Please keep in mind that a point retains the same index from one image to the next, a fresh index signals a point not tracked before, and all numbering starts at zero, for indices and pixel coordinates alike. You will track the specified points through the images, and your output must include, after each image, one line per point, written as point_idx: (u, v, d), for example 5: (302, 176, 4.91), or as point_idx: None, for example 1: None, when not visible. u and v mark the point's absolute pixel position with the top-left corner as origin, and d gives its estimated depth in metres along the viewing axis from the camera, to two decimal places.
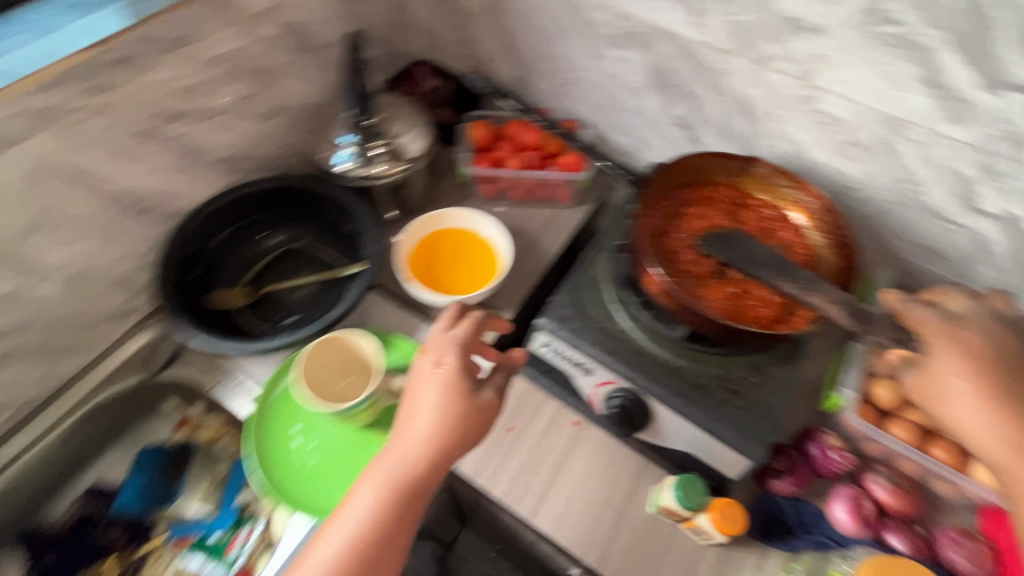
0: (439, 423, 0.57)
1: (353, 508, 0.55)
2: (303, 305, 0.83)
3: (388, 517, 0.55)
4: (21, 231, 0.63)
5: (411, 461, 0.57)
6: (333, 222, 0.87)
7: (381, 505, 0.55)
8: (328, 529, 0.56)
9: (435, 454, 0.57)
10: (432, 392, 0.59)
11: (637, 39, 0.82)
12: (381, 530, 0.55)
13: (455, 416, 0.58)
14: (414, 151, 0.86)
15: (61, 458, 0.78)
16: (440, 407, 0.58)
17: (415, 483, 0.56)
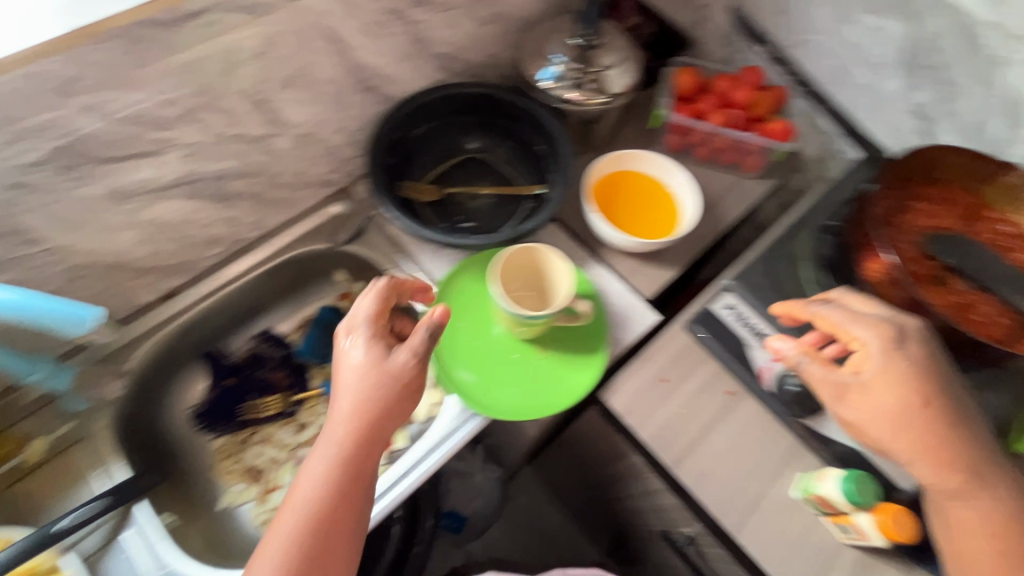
0: (357, 410, 0.56)
1: (286, 520, 0.52)
2: (480, 213, 0.86)
3: (325, 517, 0.52)
4: (281, 83, 0.66)
5: (337, 456, 0.55)
6: (524, 141, 0.88)
7: (312, 508, 0.52)
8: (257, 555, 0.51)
9: (363, 432, 0.56)
10: (347, 387, 0.57)
11: (906, 7, 0.73)
12: (315, 533, 0.51)
13: (376, 394, 0.57)
14: (618, 87, 0.84)
15: (249, 299, 0.85)
16: (350, 397, 0.57)
17: (344, 476, 0.54)
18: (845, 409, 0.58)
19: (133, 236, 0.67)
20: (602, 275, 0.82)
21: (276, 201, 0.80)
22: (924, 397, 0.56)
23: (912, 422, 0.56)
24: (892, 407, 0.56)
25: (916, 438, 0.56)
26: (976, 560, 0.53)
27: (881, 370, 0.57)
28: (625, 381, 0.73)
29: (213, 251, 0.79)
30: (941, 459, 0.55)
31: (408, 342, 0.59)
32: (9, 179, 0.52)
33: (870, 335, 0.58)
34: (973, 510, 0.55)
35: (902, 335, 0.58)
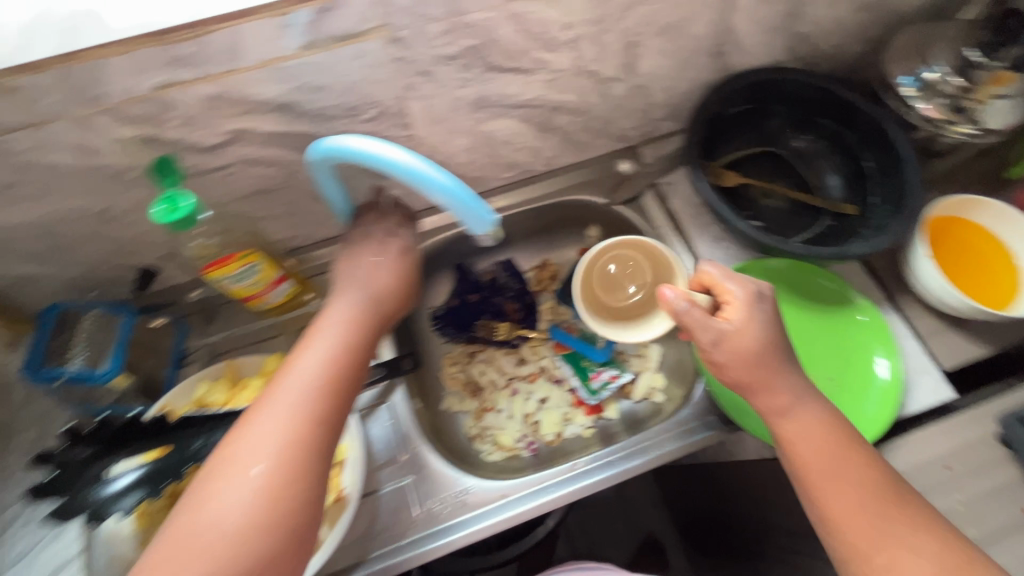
0: (372, 291, 0.59)
1: (294, 380, 0.50)
2: (772, 215, 0.79)
3: (338, 378, 0.51)
4: (657, 30, 0.63)
5: (350, 324, 0.56)
6: (851, 151, 0.78)
7: (324, 364, 0.52)
8: (253, 413, 0.48)
9: (380, 313, 0.58)
10: (364, 273, 0.59)
11: None
12: (327, 384, 0.51)
13: (393, 288, 0.60)
14: (994, 125, 0.70)
15: (509, 228, 0.87)
16: (364, 282, 0.59)
17: (356, 338, 0.55)
18: (717, 352, 0.55)
19: (466, 143, 0.70)
20: (895, 326, 0.72)
21: (576, 144, 0.79)
22: (773, 340, 0.56)
23: (782, 384, 0.55)
24: (753, 352, 0.55)
25: (760, 373, 0.54)
26: (837, 504, 0.51)
27: (760, 337, 0.55)
28: (898, 451, 0.65)
29: (506, 175, 0.81)
30: (789, 387, 0.55)
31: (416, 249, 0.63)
32: (426, 67, 0.55)
33: (745, 304, 0.56)
34: (817, 418, 0.54)
35: (745, 302, 0.56)
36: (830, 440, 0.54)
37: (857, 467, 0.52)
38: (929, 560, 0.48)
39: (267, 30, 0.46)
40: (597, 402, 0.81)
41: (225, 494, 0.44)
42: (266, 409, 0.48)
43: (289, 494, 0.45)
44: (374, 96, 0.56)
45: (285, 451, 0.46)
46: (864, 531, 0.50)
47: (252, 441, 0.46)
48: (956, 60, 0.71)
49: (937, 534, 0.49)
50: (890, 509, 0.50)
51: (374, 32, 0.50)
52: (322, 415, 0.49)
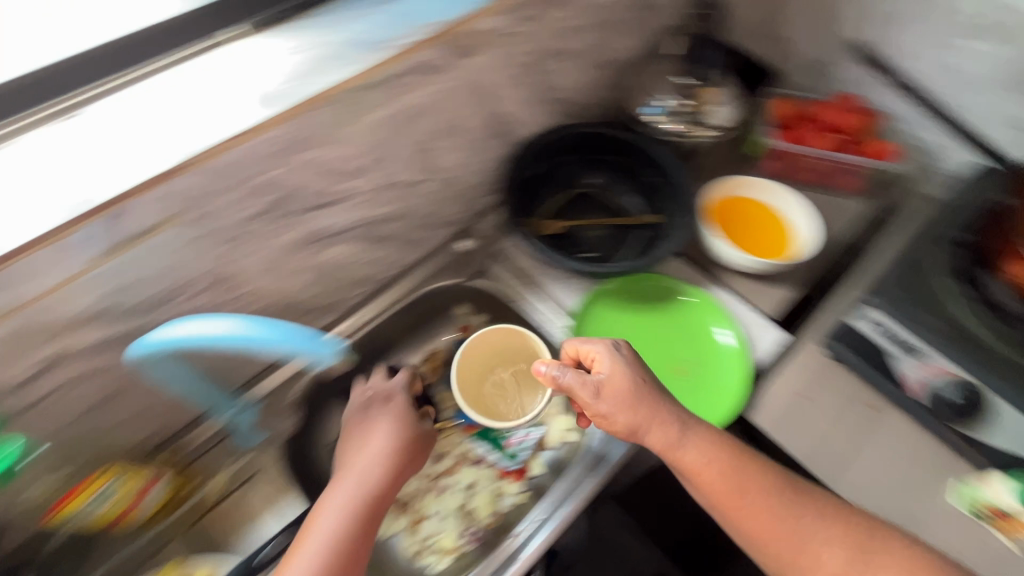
0: (391, 448, 0.66)
1: (306, 551, 0.57)
2: (599, 244, 0.90)
3: (354, 538, 0.59)
4: (440, 132, 0.73)
5: (357, 490, 0.62)
6: (634, 171, 0.93)
7: (364, 499, 0.61)
8: (308, 532, 0.59)
9: (393, 468, 0.65)
10: (378, 436, 0.67)
11: (998, 31, 0.79)
12: (361, 521, 0.60)
13: (409, 444, 0.67)
14: (723, 121, 0.93)
15: (375, 338, 0.85)
16: (390, 429, 0.67)
17: (378, 497, 0.62)
18: (599, 404, 0.66)
19: (307, 279, 0.73)
20: (724, 297, 0.85)
21: (414, 242, 0.86)
22: (647, 377, 0.67)
23: (652, 411, 0.65)
24: (627, 393, 0.65)
25: (644, 414, 0.65)
26: (773, 534, 0.62)
27: (629, 386, 0.66)
28: (767, 401, 0.75)
29: (359, 291, 0.84)
30: (665, 415, 0.65)
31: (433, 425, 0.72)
32: (236, 230, 0.58)
33: (614, 362, 0.67)
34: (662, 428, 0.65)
35: (613, 357, 0.67)
36: (733, 455, 0.65)
37: (748, 473, 0.64)
38: (838, 547, 0.60)
39: (53, 256, 0.46)
40: (519, 464, 0.83)
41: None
42: (316, 533, 0.58)
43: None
44: (193, 272, 0.58)
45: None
46: (788, 536, 0.61)
47: (310, 559, 0.56)
48: (674, 86, 0.94)
49: (837, 516, 0.61)
50: (790, 510, 0.62)
51: (168, 220, 0.52)
52: (357, 545, 0.59)
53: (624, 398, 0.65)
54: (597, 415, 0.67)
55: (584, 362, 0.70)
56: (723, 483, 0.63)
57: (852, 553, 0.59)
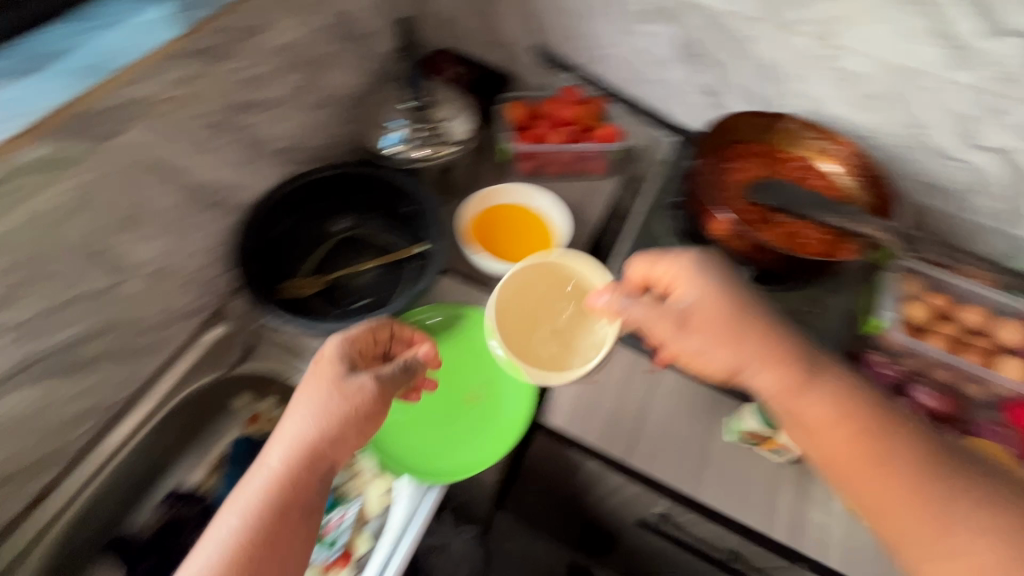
0: (320, 434, 0.58)
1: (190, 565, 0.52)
2: (371, 288, 0.85)
3: (253, 549, 0.53)
4: (117, 225, 0.64)
5: (266, 491, 0.56)
6: (389, 205, 0.89)
7: (292, 476, 0.57)
8: (235, 500, 0.57)
9: (308, 459, 0.58)
10: (320, 420, 0.59)
11: (666, 13, 0.88)
12: (282, 506, 0.56)
13: (337, 423, 0.59)
14: (461, 133, 0.90)
15: (138, 468, 0.75)
16: (343, 408, 0.59)
17: (295, 495, 0.56)
18: (683, 338, 0.62)
19: None
20: None
21: (147, 347, 0.74)
22: (732, 303, 0.62)
23: (747, 352, 0.60)
24: (722, 317, 0.61)
25: (798, 383, 0.59)
26: (882, 490, 0.54)
27: (793, 340, 0.62)
28: (557, 401, 0.78)
29: (88, 424, 0.71)
30: (761, 346, 0.60)
31: (419, 361, 0.65)
32: None
33: (701, 287, 0.63)
34: (818, 394, 0.58)
35: (741, 300, 0.63)
36: (874, 434, 0.56)
37: (890, 457, 0.55)
38: (982, 516, 0.51)
39: None
40: (341, 549, 0.74)
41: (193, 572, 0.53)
42: (238, 503, 0.56)
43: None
44: None
45: (245, 556, 0.53)
46: (903, 504, 0.53)
47: (228, 530, 0.55)
48: (405, 113, 0.90)
49: (968, 481, 0.53)
50: (914, 477, 0.54)
51: None
52: (275, 526, 0.55)
53: (715, 333, 0.61)
54: (669, 355, 0.64)
55: (653, 286, 0.68)
56: (839, 436, 0.57)
57: (981, 512, 0.51)
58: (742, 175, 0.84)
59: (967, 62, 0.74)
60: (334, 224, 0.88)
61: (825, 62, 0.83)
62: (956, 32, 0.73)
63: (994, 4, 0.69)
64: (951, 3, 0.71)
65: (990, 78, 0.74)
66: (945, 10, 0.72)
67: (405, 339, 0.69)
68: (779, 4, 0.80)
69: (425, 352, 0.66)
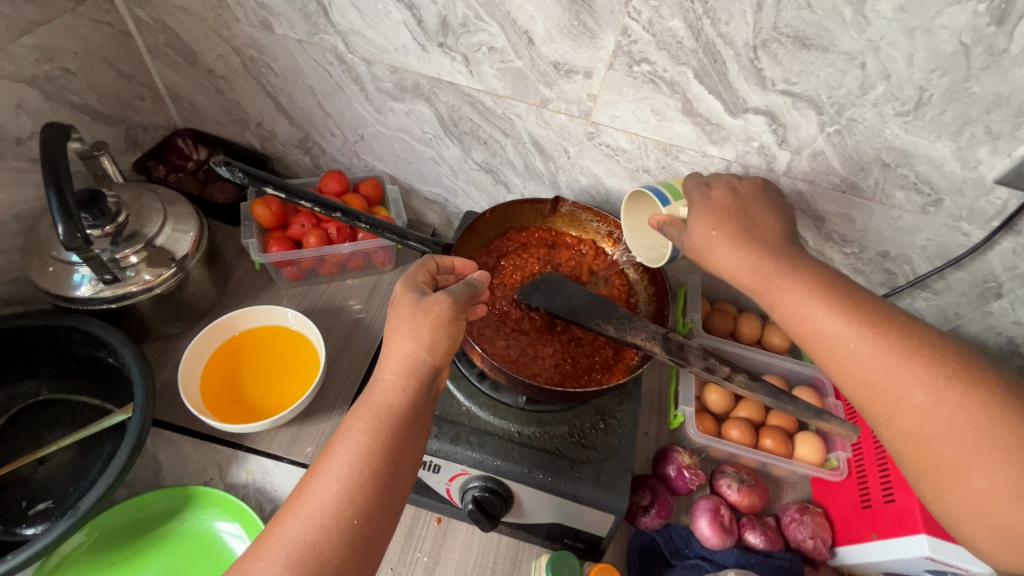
0: (417, 345, 0.52)
1: (326, 478, 0.46)
2: (60, 475, 0.65)
3: (371, 464, 0.47)
4: None
5: (373, 416, 0.49)
6: (88, 355, 0.70)
7: (395, 402, 0.50)
8: (348, 427, 0.49)
9: (410, 377, 0.51)
10: (415, 327, 0.53)
11: (415, 90, 0.77)
12: (399, 427, 0.49)
13: (439, 326, 0.53)
14: (183, 248, 0.73)
15: None
16: (432, 321, 0.53)
17: (410, 411, 0.50)
18: (696, 248, 0.56)
19: None
20: (257, 468, 0.69)
21: None
22: (725, 204, 0.57)
23: (711, 231, 0.55)
24: (710, 214, 0.56)
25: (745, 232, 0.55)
26: (848, 369, 0.46)
27: (745, 199, 0.59)
28: None
29: None
30: (717, 206, 0.57)
31: (484, 284, 0.59)
32: None
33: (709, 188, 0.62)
34: (731, 247, 0.53)
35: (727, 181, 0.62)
36: (766, 271, 0.51)
37: (780, 284, 0.50)
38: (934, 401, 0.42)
39: None
40: None
41: (301, 529, 0.44)
42: (354, 435, 0.48)
43: (376, 533, 0.46)
44: None
45: (369, 466, 0.47)
46: (886, 389, 0.44)
47: (352, 462, 0.47)
48: (64, 245, 0.59)
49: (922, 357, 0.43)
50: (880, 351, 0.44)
51: None
52: (399, 454, 0.48)
53: (707, 228, 0.55)
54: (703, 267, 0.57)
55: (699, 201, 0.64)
56: (799, 310, 0.49)
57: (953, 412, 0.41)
58: (520, 274, 0.74)
59: (720, 139, 0.70)
60: (8, 395, 0.69)
61: (589, 139, 0.76)
62: (702, 109, 0.68)
63: (731, 81, 0.64)
64: (690, 81, 0.65)
65: (751, 152, 0.70)
66: (687, 86, 0.66)
67: (448, 268, 0.63)
68: (526, 81, 0.71)
69: (484, 276, 0.59)
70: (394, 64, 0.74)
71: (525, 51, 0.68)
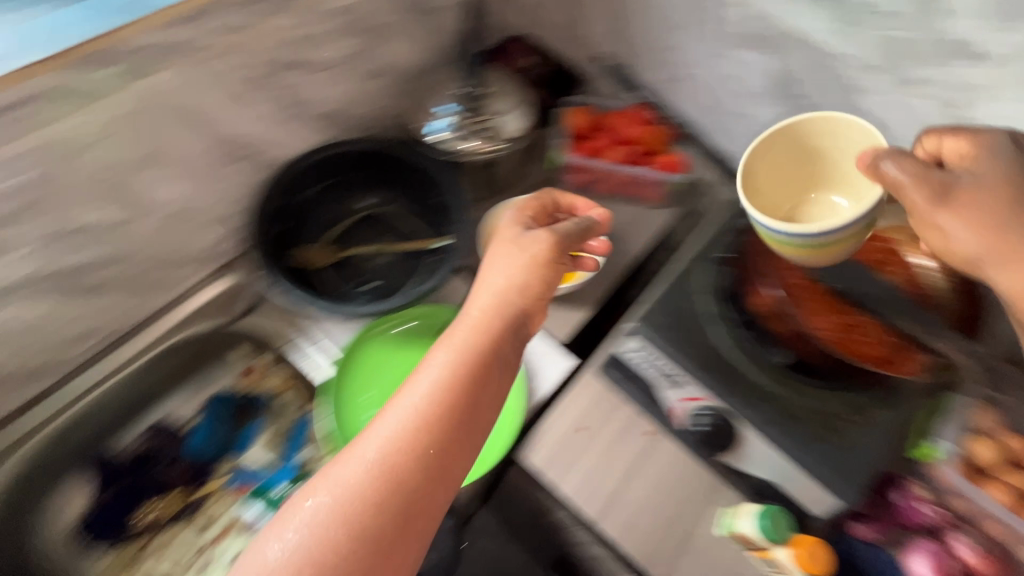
0: (504, 289, 0.55)
1: (404, 401, 0.49)
2: (384, 271, 0.84)
3: (449, 396, 0.49)
4: (137, 162, 0.63)
5: (457, 352, 0.51)
6: (421, 193, 0.85)
7: (477, 344, 0.52)
8: (430, 358, 0.52)
9: (492, 322, 0.54)
10: (507, 271, 0.56)
11: (767, 42, 0.77)
12: (479, 365, 0.51)
13: (529, 277, 0.56)
14: (514, 131, 0.87)
15: (130, 395, 0.78)
16: (527, 263, 0.57)
17: (489, 354, 0.52)
18: (944, 224, 0.51)
19: None
20: None
21: (152, 283, 0.75)
22: (1018, 193, 0.50)
23: (951, 228, 0.51)
24: (986, 193, 0.51)
25: (998, 240, 0.49)
26: None
27: (1005, 203, 0.50)
28: (543, 437, 0.72)
29: (89, 342, 0.73)
30: (984, 203, 0.50)
31: (596, 224, 0.63)
32: None
33: (904, 164, 0.52)
34: (988, 253, 0.50)
35: (954, 184, 0.51)
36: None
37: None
38: None
39: None
40: None
41: (380, 441, 0.47)
42: (436, 367, 0.51)
43: (453, 460, 0.48)
44: None
45: (445, 396, 0.49)
46: None
47: (431, 389, 0.49)
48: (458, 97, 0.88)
49: None
50: None
51: None
52: (479, 388, 0.50)
53: (964, 219, 0.50)
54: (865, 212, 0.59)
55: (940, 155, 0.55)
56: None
57: None
58: None
59: None
60: (360, 200, 0.86)
61: None
62: None
63: None
64: None
65: None
66: None
67: (567, 208, 0.67)
68: (905, 55, 0.67)
69: (599, 217, 0.64)
70: (761, 11, 0.75)
71: (923, 23, 0.64)
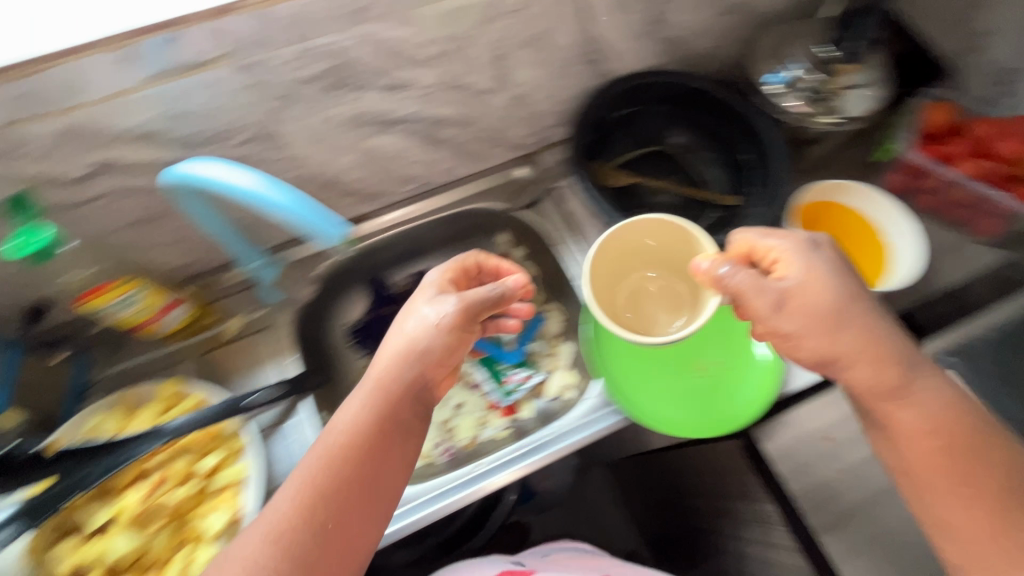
0: (412, 336, 0.51)
1: (306, 469, 0.48)
2: (664, 211, 0.82)
3: (355, 462, 0.48)
4: (522, 41, 0.68)
5: (368, 402, 0.50)
6: (730, 144, 0.81)
7: (372, 411, 0.50)
8: (346, 405, 0.51)
9: (400, 380, 0.51)
10: (421, 324, 0.52)
11: None
12: (378, 428, 0.50)
13: (445, 346, 0.52)
14: (856, 112, 0.77)
15: (410, 242, 0.83)
16: (444, 325, 0.52)
17: (391, 418, 0.50)
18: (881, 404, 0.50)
19: (353, 161, 0.73)
20: None
21: (472, 153, 0.82)
22: (843, 295, 0.50)
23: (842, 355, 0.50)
24: (831, 309, 0.49)
25: (939, 414, 0.49)
26: None
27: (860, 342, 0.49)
28: None
29: (408, 186, 0.83)
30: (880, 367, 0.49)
31: (512, 289, 0.55)
32: (287, 89, 0.60)
33: (742, 271, 0.50)
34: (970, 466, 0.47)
35: (778, 299, 0.49)
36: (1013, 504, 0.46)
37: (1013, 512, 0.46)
38: None
39: (109, 61, 0.50)
40: (510, 402, 0.77)
41: (275, 517, 0.46)
42: (337, 429, 0.49)
43: (352, 531, 0.47)
44: (246, 121, 0.61)
45: (349, 462, 0.48)
46: None
47: (333, 453, 0.48)
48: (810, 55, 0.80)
49: None
50: None
51: (214, 62, 0.54)
52: (374, 455, 0.49)
53: (897, 390, 0.49)
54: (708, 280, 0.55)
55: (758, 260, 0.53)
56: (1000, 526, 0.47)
57: None
58: None
59: None
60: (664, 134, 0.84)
61: None
62: None
63: None
64: None
65: None
66: None
67: (492, 268, 0.61)
68: None
69: (517, 282, 0.56)
70: None
71: None
